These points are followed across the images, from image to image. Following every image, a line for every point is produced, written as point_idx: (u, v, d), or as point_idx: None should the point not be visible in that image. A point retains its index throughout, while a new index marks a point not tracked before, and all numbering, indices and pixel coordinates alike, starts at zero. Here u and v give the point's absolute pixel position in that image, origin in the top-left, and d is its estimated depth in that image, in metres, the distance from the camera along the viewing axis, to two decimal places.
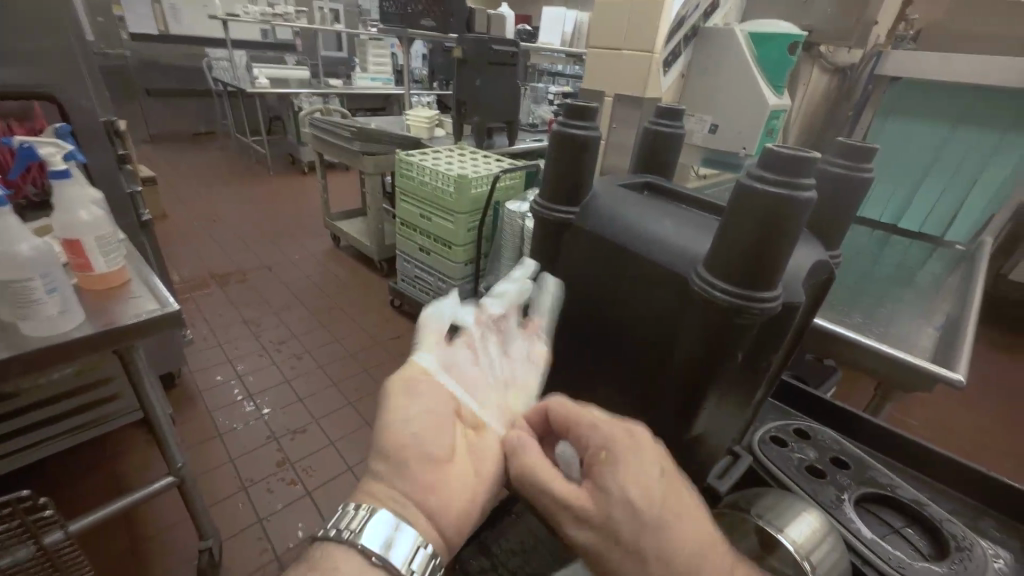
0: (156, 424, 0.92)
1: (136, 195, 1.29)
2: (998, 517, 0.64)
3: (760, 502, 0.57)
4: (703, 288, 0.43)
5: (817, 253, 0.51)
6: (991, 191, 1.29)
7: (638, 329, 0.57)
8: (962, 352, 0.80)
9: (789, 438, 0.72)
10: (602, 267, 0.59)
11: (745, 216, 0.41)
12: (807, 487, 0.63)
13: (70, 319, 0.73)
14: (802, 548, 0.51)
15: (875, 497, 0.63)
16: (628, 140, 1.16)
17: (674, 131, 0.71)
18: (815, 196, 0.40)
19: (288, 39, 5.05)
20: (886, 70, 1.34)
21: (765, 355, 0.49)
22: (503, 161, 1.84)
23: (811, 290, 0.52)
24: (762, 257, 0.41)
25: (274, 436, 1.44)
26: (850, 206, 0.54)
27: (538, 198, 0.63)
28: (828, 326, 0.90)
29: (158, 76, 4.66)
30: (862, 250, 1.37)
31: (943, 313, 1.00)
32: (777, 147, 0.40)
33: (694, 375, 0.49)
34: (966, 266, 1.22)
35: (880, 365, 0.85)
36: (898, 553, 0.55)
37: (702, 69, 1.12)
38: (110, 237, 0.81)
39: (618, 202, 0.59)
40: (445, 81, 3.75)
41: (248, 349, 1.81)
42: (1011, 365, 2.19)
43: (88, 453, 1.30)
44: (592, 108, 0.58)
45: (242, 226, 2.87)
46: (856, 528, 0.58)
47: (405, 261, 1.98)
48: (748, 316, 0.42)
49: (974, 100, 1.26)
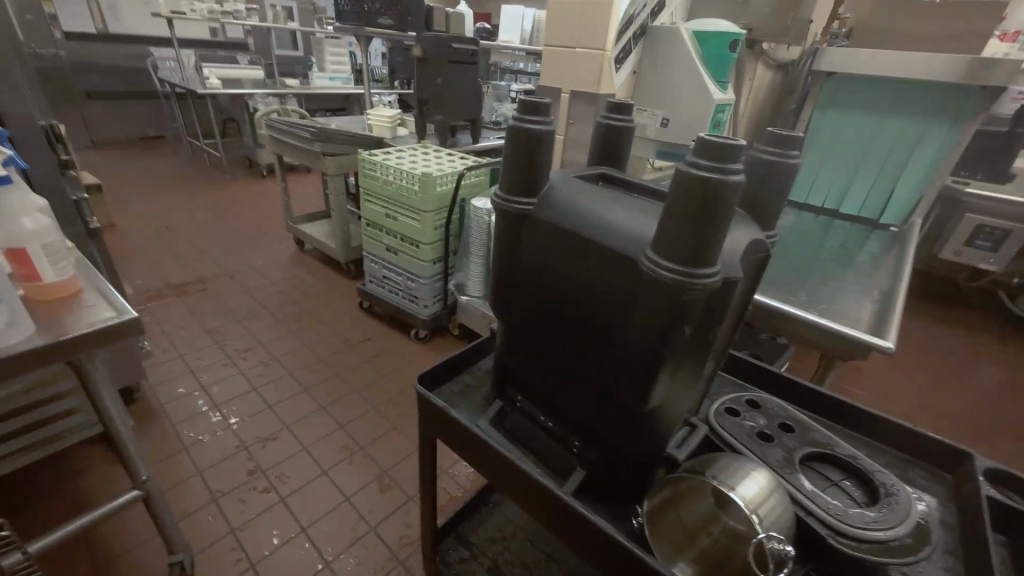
0: (121, 440, 0.89)
1: (82, 202, 1.24)
2: (923, 466, 0.71)
3: (713, 464, 0.61)
4: (651, 267, 0.47)
5: (753, 233, 0.55)
6: (918, 177, 1.40)
7: (598, 312, 0.59)
8: (892, 323, 0.88)
9: (741, 409, 0.77)
10: (563, 256, 0.61)
11: (684, 199, 0.44)
12: (752, 449, 0.68)
13: (18, 331, 0.70)
14: (753, 505, 0.55)
15: (816, 456, 0.69)
16: (587, 135, 1.21)
17: (625, 124, 0.75)
18: (743, 179, 0.44)
19: (239, 37, 4.88)
20: (824, 65, 1.44)
21: (710, 325, 0.54)
22: (466, 159, 1.86)
23: (749, 269, 0.56)
24: (700, 237, 0.44)
25: (244, 446, 1.41)
26: (784, 190, 0.59)
27: (497, 192, 0.65)
28: (776, 304, 0.97)
29: (98, 78, 4.40)
30: (809, 231, 1.47)
31: (879, 289, 1.09)
32: (708, 136, 0.44)
33: (648, 349, 0.52)
34: (898, 247, 1.33)
35: (821, 336, 0.92)
36: (836, 503, 0.61)
37: (652, 67, 1.18)
38: (58, 245, 0.77)
39: (574, 193, 0.62)
40: (407, 79, 3.73)
41: (211, 359, 1.75)
42: (944, 335, 2.40)
43: (43, 474, 1.23)
44: (544, 103, 0.60)
45: (199, 232, 2.77)
46: (800, 483, 0.63)
47: (372, 262, 1.96)
48: (692, 291, 0.46)
49: (899, 91, 1.36)
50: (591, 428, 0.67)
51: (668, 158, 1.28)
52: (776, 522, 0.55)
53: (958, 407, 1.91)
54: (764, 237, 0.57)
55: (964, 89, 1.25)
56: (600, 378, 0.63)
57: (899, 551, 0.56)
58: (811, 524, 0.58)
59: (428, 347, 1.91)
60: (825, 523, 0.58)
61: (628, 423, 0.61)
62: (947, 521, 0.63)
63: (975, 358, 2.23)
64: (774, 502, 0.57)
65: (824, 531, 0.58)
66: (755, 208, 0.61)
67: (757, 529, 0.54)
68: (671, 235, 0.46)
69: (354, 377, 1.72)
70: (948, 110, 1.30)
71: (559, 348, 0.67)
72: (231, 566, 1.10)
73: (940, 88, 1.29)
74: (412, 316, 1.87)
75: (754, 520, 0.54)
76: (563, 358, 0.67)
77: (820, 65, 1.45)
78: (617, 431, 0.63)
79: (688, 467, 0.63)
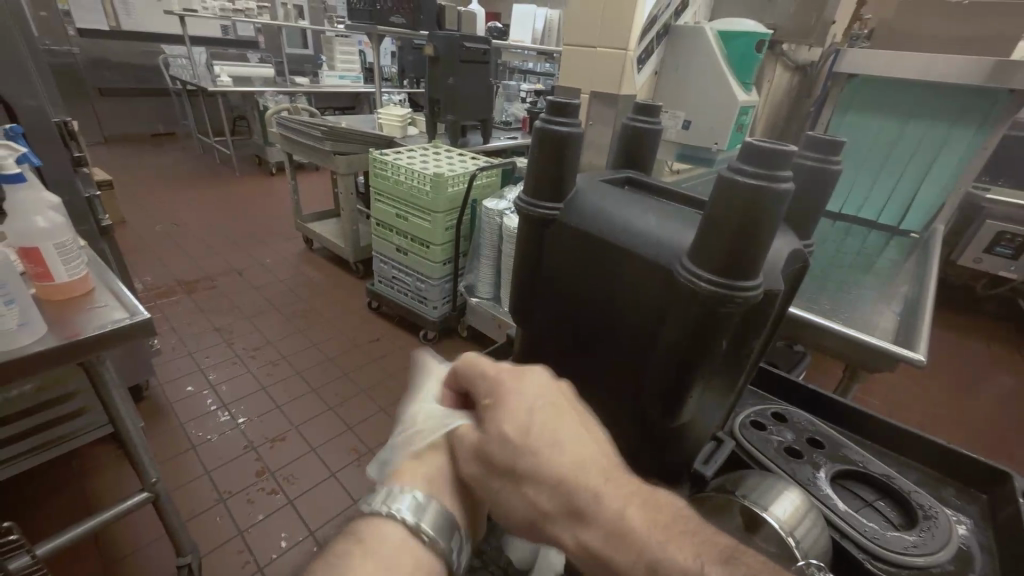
0: (129, 442, 0.88)
1: (95, 199, 1.23)
2: (957, 485, 0.68)
3: (743, 482, 0.59)
4: (689, 278, 0.44)
5: (792, 243, 0.53)
6: (941, 184, 1.36)
7: (622, 327, 0.58)
8: (920, 332, 0.85)
9: (767, 422, 0.75)
10: (588, 266, 0.59)
11: (726, 209, 0.42)
12: (781, 466, 0.66)
13: (29, 332, 0.69)
14: (790, 527, 0.53)
15: (849, 474, 0.66)
16: (605, 137, 1.18)
17: (651, 127, 0.72)
18: (793, 187, 0.42)
19: (250, 35, 4.89)
20: (843, 67, 1.39)
21: (747, 339, 0.52)
22: (476, 159, 1.83)
23: (787, 281, 0.54)
24: (744, 246, 0.42)
25: (252, 446, 1.40)
26: (822, 198, 0.57)
27: (519, 196, 0.63)
28: (800, 313, 0.93)
29: (109, 74, 4.43)
30: (828, 237, 1.44)
31: (903, 297, 1.06)
32: (755, 140, 0.42)
33: (680, 362, 0.49)
34: (920, 253, 1.30)
35: (847, 347, 0.89)
36: (872, 524, 0.59)
37: (674, 67, 1.16)
38: (70, 244, 0.76)
39: (601, 198, 0.59)
40: (416, 78, 3.71)
41: (220, 358, 1.74)
42: (958, 342, 2.35)
43: (52, 474, 1.23)
44: (573, 104, 0.57)
45: (208, 230, 2.77)
46: (833, 503, 0.61)
47: (381, 261, 1.95)
48: (733, 303, 0.43)
49: (925, 95, 1.32)
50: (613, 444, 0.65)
51: (691, 159, 1.28)
52: (815, 546, 0.53)
53: (975, 418, 1.86)
54: (804, 248, 0.55)
55: (992, 94, 1.21)
56: (623, 393, 0.61)
57: None
58: (847, 548, 0.56)
59: (436, 349, 1.89)
60: (862, 547, 0.56)
61: (656, 438, 0.59)
62: (985, 543, 0.60)
63: (991, 368, 2.18)
64: (812, 522, 0.54)
65: (861, 556, 0.55)
66: (791, 217, 0.59)
67: (796, 554, 0.51)
68: (716, 242, 0.43)
69: (362, 377, 1.70)
70: (977, 112, 1.25)
71: (580, 361, 0.65)
72: (238, 569, 1.09)
73: (966, 92, 1.25)
74: (420, 317, 1.86)
75: (792, 547, 0.52)
76: (585, 369, 0.65)
77: (840, 66, 1.40)
78: (643, 447, 0.61)
79: (719, 485, 0.60)
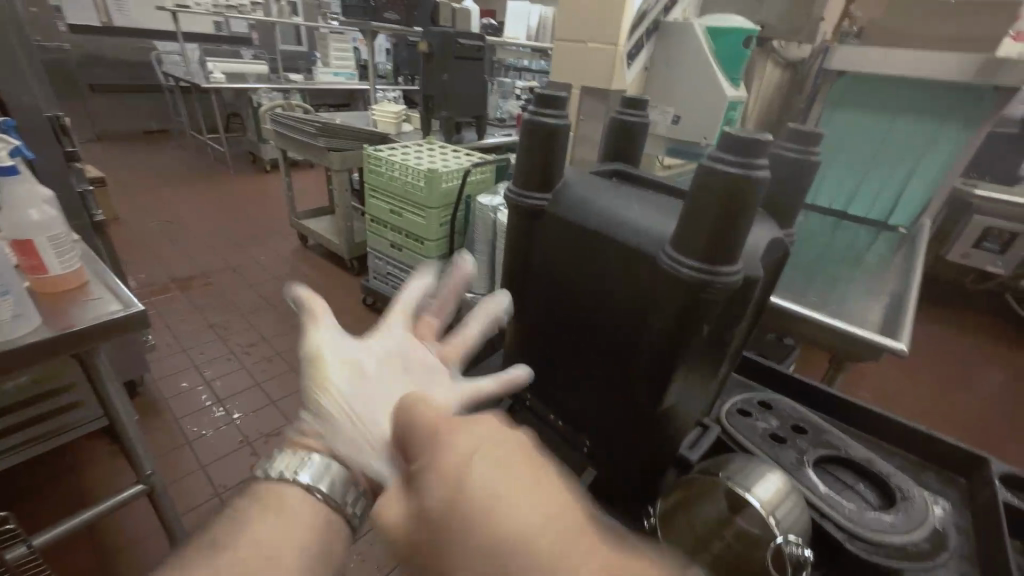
0: (125, 434, 0.88)
1: (88, 194, 1.23)
2: (936, 470, 0.70)
3: (727, 465, 0.60)
4: (671, 264, 0.46)
5: (773, 233, 0.55)
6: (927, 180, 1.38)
7: (609, 313, 0.59)
8: (903, 323, 0.87)
9: (753, 410, 0.76)
10: (576, 255, 0.61)
11: (707, 198, 0.44)
12: (764, 450, 0.68)
13: (24, 324, 0.70)
14: (771, 508, 0.55)
15: (830, 458, 0.68)
16: (597, 133, 1.20)
17: (639, 121, 0.74)
18: (769, 174, 0.43)
19: (243, 32, 4.86)
20: (833, 64, 1.43)
21: (728, 325, 0.53)
22: (470, 155, 1.84)
23: (768, 269, 0.56)
24: (723, 233, 0.43)
25: (247, 441, 1.41)
26: (803, 191, 0.59)
27: (509, 188, 0.64)
28: (787, 305, 0.95)
29: (101, 70, 4.40)
30: (817, 232, 1.46)
31: (888, 290, 1.08)
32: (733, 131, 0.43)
33: (664, 346, 0.51)
34: (907, 247, 1.32)
35: (832, 338, 0.91)
36: (851, 505, 0.60)
37: (664, 63, 1.17)
38: (63, 237, 0.77)
39: (589, 189, 0.61)
40: (411, 76, 3.71)
41: (215, 354, 1.75)
42: (946, 337, 2.39)
43: (46, 468, 1.23)
44: (561, 97, 0.58)
45: (202, 227, 2.76)
46: (813, 484, 0.63)
47: (376, 258, 1.95)
48: (712, 289, 0.45)
49: (912, 92, 1.34)
50: (604, 429, 0.67)
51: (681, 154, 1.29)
52: (796, 527, 0.54)
53: (961, 411, 1.90)
54: (784, 237, 0.57)
55: (977, 91, 1.23)
56: (612, 379, 0.62)
57: (916, 555, 0.55)
58: (825, 527, 0.58)
59: None
60: (840, 527, 0.58)
61: (643, 424, 0.60)
62: (962, 524, 0.62)
63: (977, 361, 2.22)
64: (793, 503, 0.56)
65: (839, 535, 0.57)
66: (774, 209, 0.61)
67: (776, 534, 0.53)
68: (696, 230, 0.44)
69: None
70: (963, 108, 1.27)
71: (570, 349, 0.67)
72: None
73: (951, 89, 1.27)
74: None
75: (773, 527, 0.53)
76: (575, 356, 0.66)
77: (830, 63, 1.43)
78: (630, 432, 0.62)
79: (703, 468, 0.62)
